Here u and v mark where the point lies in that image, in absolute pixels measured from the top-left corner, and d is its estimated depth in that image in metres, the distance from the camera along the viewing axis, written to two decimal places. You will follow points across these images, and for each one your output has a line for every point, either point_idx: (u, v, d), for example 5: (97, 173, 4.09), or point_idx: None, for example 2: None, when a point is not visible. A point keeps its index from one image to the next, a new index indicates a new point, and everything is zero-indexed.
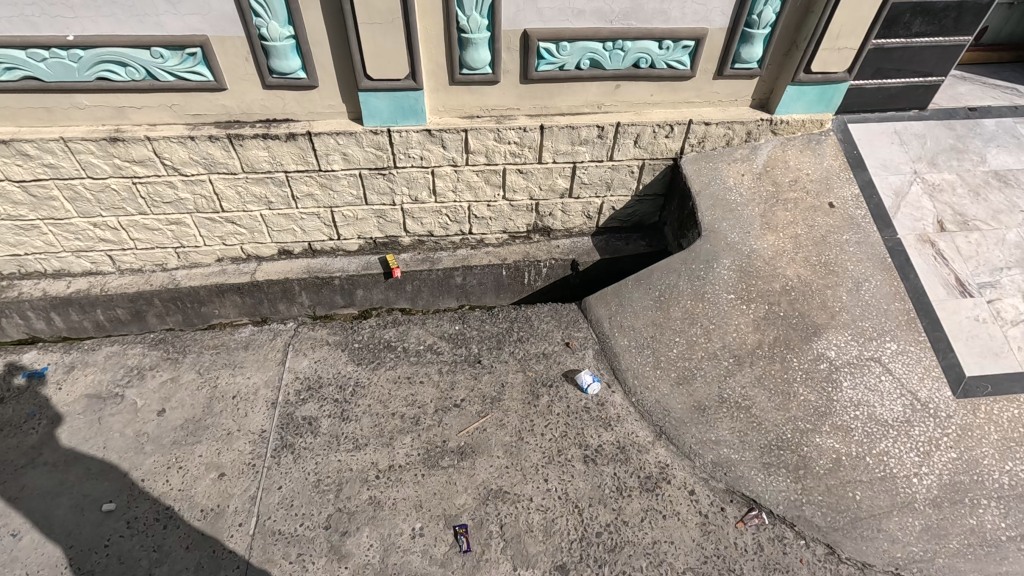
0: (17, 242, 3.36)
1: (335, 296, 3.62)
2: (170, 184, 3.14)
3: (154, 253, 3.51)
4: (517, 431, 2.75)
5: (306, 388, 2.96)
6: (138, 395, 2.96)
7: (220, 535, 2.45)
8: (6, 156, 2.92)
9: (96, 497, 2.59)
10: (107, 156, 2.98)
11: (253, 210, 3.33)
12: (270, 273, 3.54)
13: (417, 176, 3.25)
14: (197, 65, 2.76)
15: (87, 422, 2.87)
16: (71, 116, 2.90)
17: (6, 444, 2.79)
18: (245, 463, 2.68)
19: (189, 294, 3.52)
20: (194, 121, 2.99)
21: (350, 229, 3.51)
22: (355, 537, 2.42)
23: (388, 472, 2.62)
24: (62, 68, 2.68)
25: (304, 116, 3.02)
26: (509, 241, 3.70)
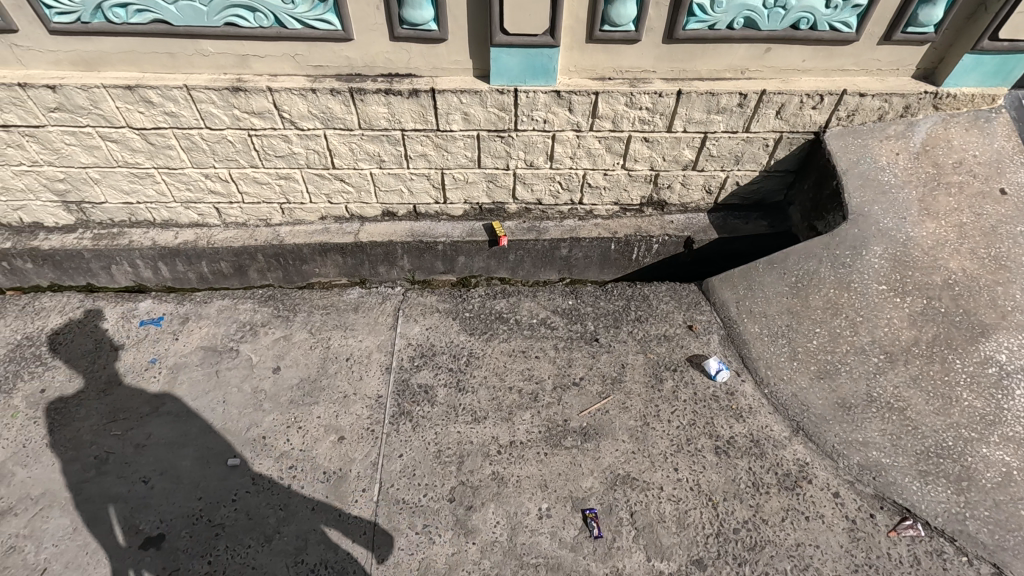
0: (130, 189, 3.36)
1: (436, 262, 3.54)
2: (285, 139, 3.05)
3: (260, 208, 3.46)
4: (642, 415, 2.62)
5: (419, 355, 2.89)
6: (253, 351, 2.95)
7: (345, 499, 2.43)
8: (129, 102, 2.87)
9: (219, 451, 2.60)
10: (227, 106, 2.89)
11: (364, 169, 3.22)
12: (373, 235, 3.46)
13: (537, 140, 3.06)
14: (327, 13, 2.61)
15: (204, 374, 2.87)
16: (194, 63, 2.81)
17: (129, 391, 2.83)
18: (363, 428, 2.64)
19: (293, 251, 3.48)
20: (315, 73, 2.87)
21: (458, 192, 3.37)
22: (481, 513, 2.37)
23: (510, 448, 2.55)
24: (192, 12, 2.58)
25: (428, 71, 2.86)
26: (619, 214, 3.50)
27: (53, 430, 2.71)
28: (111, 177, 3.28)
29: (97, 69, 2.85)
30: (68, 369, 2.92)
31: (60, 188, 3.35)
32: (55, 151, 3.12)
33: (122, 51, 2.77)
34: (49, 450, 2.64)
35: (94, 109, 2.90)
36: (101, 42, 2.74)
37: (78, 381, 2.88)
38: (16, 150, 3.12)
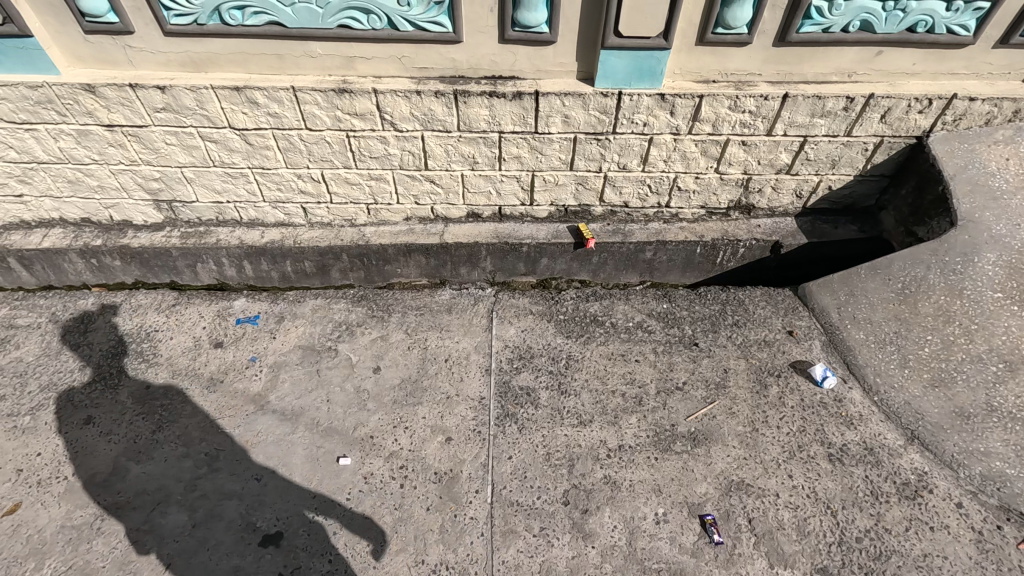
0: (221, 189, 3.40)
1: (518, 263, 3.54)
2: (382, 140, 3.07)
3: (347, 208, 3.50)
4: (750, 421, 2.60)
5: (518, 357, 2.90)
6: (351, 350, 2.97)
7: (459, 500, 2.44)
8: (235, 102, 2.91)
9: (329, 449, 2.62)
10: (331, 107, 2.92)
11: (456, 170, 3.24)
12: (459, 236, 3.47)
13: (633, 143, 3.05)
14: (440, 15, 2.63)
15: (306, 372, 2.90)
16: (302, 64, 2.85)
17: (232, 388, 2.86)
18: (470, 429, 2.64)
19: (378, 252, 3.50)
20: (419, 75, 2.89)
21: (545, 194, 3.37)
22: (597, 517, 2.36)
23: (619, 452, 2.54)
24: (308, 14, 2.62)
25: (531, 73, 2.86)
26: (705, 217, 3.47)
27: (162, 426, 2.74)
28: (205, 176, 3.32)
29: (204, 70, 2.90)
30: (170, 366, 2.96)
31: (153, 187, 3.41)
32: (154, 150, 3.18)
33: (232, 53, 2.81)
34: (160, 446, 2.67)
35: (200, 110, 2.95)
36: (212, 44, 2.78)
37: (181, 378, 2.92)
38: (117, 149, 3.18)
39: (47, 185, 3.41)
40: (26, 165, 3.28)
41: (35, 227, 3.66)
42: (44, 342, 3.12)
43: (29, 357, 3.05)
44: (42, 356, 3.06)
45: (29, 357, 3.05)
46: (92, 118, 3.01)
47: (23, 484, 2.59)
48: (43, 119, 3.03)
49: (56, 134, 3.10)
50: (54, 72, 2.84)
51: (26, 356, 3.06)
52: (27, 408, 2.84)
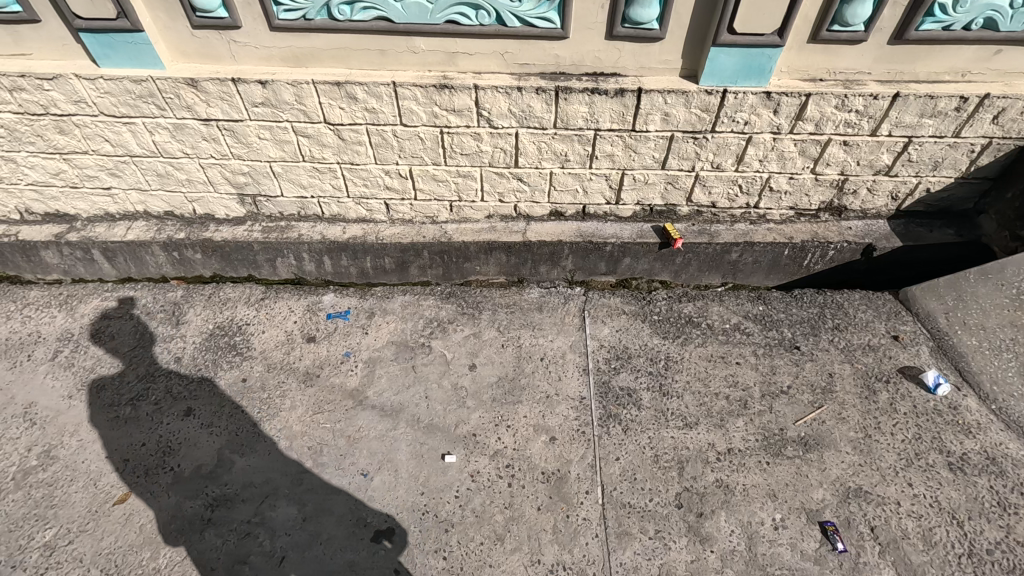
0: (307, 184, 3.41)
1: (600, 262, 3.51)
2: (476, 137, 3.05)
3: (430, 205, 3.49)
4: (862, 427, 2.55)
5: (615, 357, 2.86)
6: (445, 347, 2.96)
7: (570, 500, 2.41)
8: (334, 98, 2.91)
9: (433, 446, 2.60)
10: (429, 103, 2.91)
11: (546, 168, 3.21)
12: (541, 234, 3.45)
13: (731, 142, 3.00)
14: (550, 11, 2.60)
15: (401, 369, 2.89)
16: (403, 60, 2.84)
17: (329, 383, 2.86)
18: (574, 429, 2.62)
19: (460, 249, 3.49)
20: (519, 71, 2.86)
21: (633, 193, 3.33)
22: (714, 521, 2.32)
23: (729, 456, 2.50)
24: (417, 9, 2.60)
25: (634, 70, 2.83)
26: (793, 219, 3.41)
27: (262, 420, 2.75)
28: (293, 171, 3.33)
29: (305, 65, 2.90)
30: (265, 360, 2.97)
31: (240, 182, 3.42)
32: (247, 145, 3.19)
33: (335, 48, 2.81)
34: (263, 439, 2.68)
35: (298, 105, 2.95)
36: (316, 39, 2.78)
37: (276, 372, 2.92)
38: (209, 143, 3.19)
39: (136, 179, 3.44)
40: (118, 158, 3.32)
41: (119, 219, 3.70)
42: (137, 333, 3.15)
43: (124, 348, 3.09)
44: (136, 347, 3.09)
45: (125, 348, 3.09)
46: (189, 112, 3.03)
47: (131, 473, 2.62)
48: (142, 113, 3.05)
49: (152, 127, 3.12)
50: (159, 67, 2.87)
51: (121, 347, 3.09)
52: (127, 399, 2.87)
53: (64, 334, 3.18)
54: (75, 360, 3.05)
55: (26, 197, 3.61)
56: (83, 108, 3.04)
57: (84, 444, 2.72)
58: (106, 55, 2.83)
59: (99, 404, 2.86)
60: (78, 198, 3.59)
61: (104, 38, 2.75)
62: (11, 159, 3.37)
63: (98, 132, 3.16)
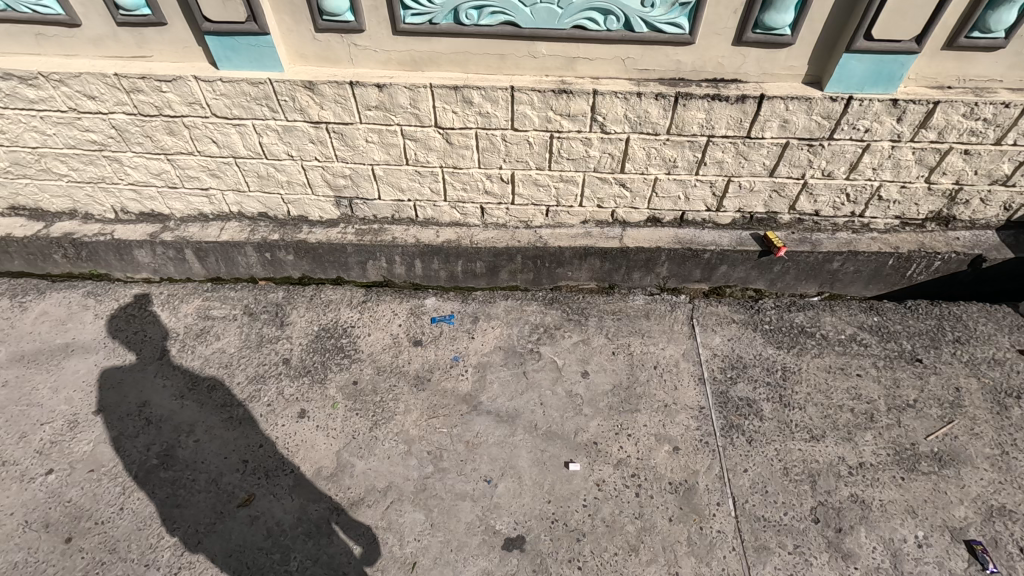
0: (406, 187, 3.42)
1: (696, 270, 3.47)
2: (586, 142, 3.04)
3: (527, 209, 3.48)
4: (997, 443, 2.49)
5: (730, 366, 2.83)
6: (555, 353, 2.94)
7: (701, 511, 2.37)
8: (449, 102, 2.92)
9: (554, 453, 2.58)
10: (544, 108, 2.90)
11: (651, 174, 3.19)
12: (639, 240, 3.42)
13: (847, 150, 2.96)
14: (680, 17, 2.58)
15: (512, 374, 2.87)
16: (522, 64, 2.84)
17: (441, 388, 2.85)
18: (696, 439, 2.58)
19: (555, 254, 3.47)
20: (637, 77, 2.85)
21: (735, 201, 3.30)
22: (854, 536, 2.26)
23: (861, 470, 2.44)
24: (546, 14, 2.60)
25: (755, 76, 2.80)
26: (897, 228, 3.35)
27: (378, 423, 2.75)
28: (394, 174, 3.34)
29: (421, 69, 2.91)
30: (374, 362, 2.97)
31: (339, 184, 3.44)
32: (353, 148, 3.21)
33: (455, 52, 2.82)
34: (381, 443, 2.68)
35: (412, 108, 2.96)
36: (437, 43, 2.79)
37: (387, 375, 2.92)
38: (316, 146, 3.21)
39: (236, 180, 3.47)
40: (222, 160, 3.35)
41: (213, 220, 3.73)
42: (242, 334, 3.16)
43: (231, 348, 3.10)
44: (243, 348, 3.10)
45: (230, 348, 3.10)
46: (301, 114, 3.05)
47: (252, 474, 2.62)
48: (254, 115, 3.08)
49: (262, 129, 3.14)
50: (279, 70, 2.89)
51: (227, 347, 3.11)
52: (239, 400, 2.88)
53: (168, 333, 3.21)
54: (184, 360, 3.07)
55: (124, 197, 3.67)
56: (196, 110, 3.08)
57: (202, 444, 2.73)
58: (227, 57, 2.86)
59: (212, 404, 2.88)
60: (175, 198, 3.63)
61: (228, 41, 2.79)
62: (116, 159, 3.42)
63: (207, 133, 3.19)
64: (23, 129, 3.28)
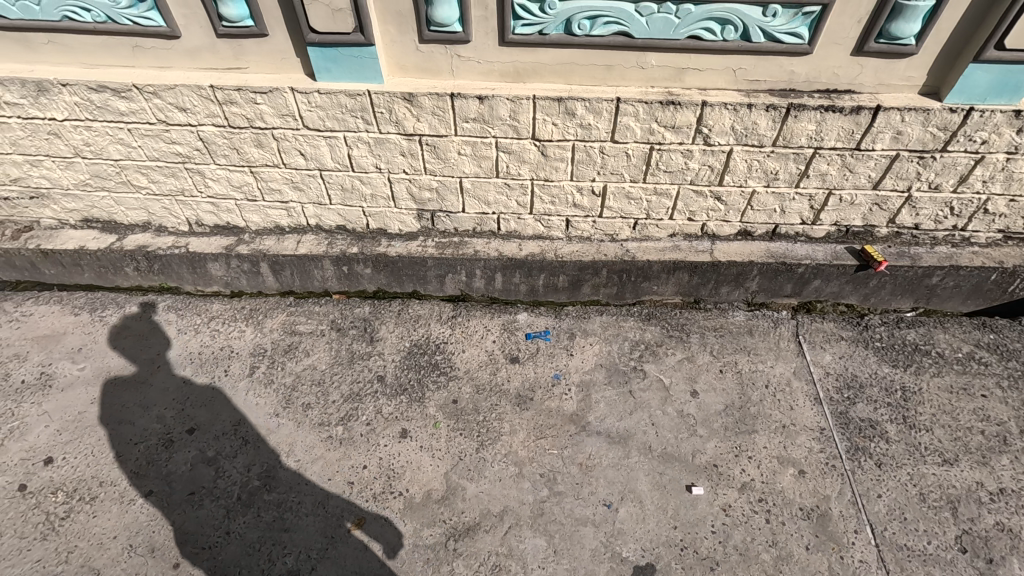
0: (493, 200, 3.36)
1: (787, 284, 3.38)
2: (687, 154, 2.97)
3: (614, 223, 3.40)
4: None
5: (845, 386, 2.74)
6: (660, 371, 2.85)
7: (839, 539, 2.26)
8: (551, 113, 2.85)
9: (673, 477, 2.49)
10: (649, 119, 2.83)
11: (750, 187, 3.11)
12: (730, 254, 3.34)
13: (959, 162, 2.87)
14: (801, 26, 2.51)
15: (618, 394, 2.79)
16: (628, 75, 2.78)
17: (545, 407, 2.77)
18: (822, 462, 2.49)
19: (643, 268, 3.39)
20: (746, 88, 2.78)
21: (833, 214, 3.21)
22: (1007, 567, 2.15)
23: (1002, 496, 2.34)
24: (662, 25, 2.54)
25: (870, 87, 2.73)
26: (998, 242, 3.27)
27: (485, 444, 2.66)
28: (482, 187, 3.28)
29: (522, 80, 2.85)
30: (472, 380, 2.89)
31: (424, 197, 3.38)
32: (444, 161, 3.14)
33: (560, 63, 2.76)
34: (490, 464, 2.59)
35: (511, 121, 2.90)
36: (543, 54, 2.73)
37: (487, 394, 2.84)
38: (405, 158, 3.16)
39: (318, 193, 3.42)
40: (307, 172, 3.29)
41: (289, 232, 3.67)
42: (332, 350, 3.09)
43: (322, 365, 3.03)
44: (334, 365, 3.02)
45: (320, 365, 3.03)
46: (396, 127, 2.99)
47: (359, 497, 2.54)
48: (347, 127, 3.02)
49: (353, 142, 3.09)
50: (378, 81, 2.84)
51: (318, 364, 3.03)
52: (337, 419, 2.81)
53: (255, 349, 3.14)
54: (274, 376, 3.00)
55: (201, 209, 3.61)
56: (288, 122, 3.03)
57: (303, 465, 2.65)
58: (327, 69, 2.81)
59: (309, 423, 2.80)
60: (254, 211, 3.57)
61: (331, 52, 2.74)
62: (198, 172, 3.37)
63: (296, 145, 3.14)
64: (108, 141, 3.24)
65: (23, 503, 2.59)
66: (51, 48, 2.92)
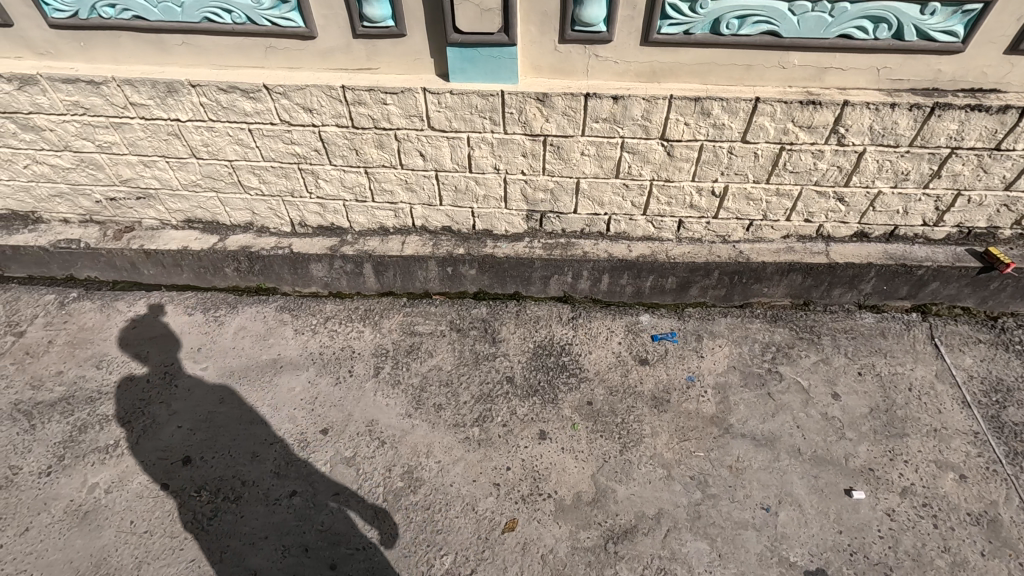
0: (607, 201, 3.33)
1: (904, 287, 3.33)
2: (817, 154, 2.94)
3: (728, 224, 3.37)
4: None
5: (992, 390, 2.71)
6: (797, 373, 2.82)
7: (1015, 545, 2.21)
8: (685, 114, 2.84)
9: (830, 480, 2.45)
10: (785, 120, 2.81)
11: (876, 187, 3.08)
12: (847, 255, 3.30)
13: None
14: (957, 24, 2.50)
15: (758, 396, 2.75)
16: (767, 75, 2.76)
17: (684, 409, 2.74)
18: (982, 466, 2.44)
19: (757, 269, 3.35)
20: (887, 87, 2.76)
21: (958, 215, 3.18)
22: None
23: None
24: (814, 23, 2.52)
25: (1016, 86, 2.72)
26: None
27: (629, 446, 2.64)
28: (599, 188, 3.26)
29: (657, 81, 2.84)
30: (604, 382, 2.87)
31: (537, 199, 3.36)
32: (566, 161, 3.13)
33: (699, 63, 2.75)
34: (637, 467, 2.57)
35: (643, 121, 2.89)
36: (683, 54, 2.72)
37: (622, 396, 2.82)
38: (527, 159, 3.14)
39: (430, 194, 3.41)
40: (423, 173, 3.29)
41: (393, 233, 3.66)
42: (455, 351, 3.08)
43: (447, 366, 3.02)
44: (460, 366, 3.01)
45: (447, 365, 3.02)
46: (523, 127, 2.98)
47: (507, 498, 2.51)
48: (472, 128, 3.02)
49: (476, 142, 3.08)
50: (512, 81, 2.84)
51: (443, 365, 3.03)
52: (471, 419, 2.79)
53: (377, 349, 3.13)
54: (400, 377, 2.99)
55: (307, 210, 3.60)
56: (414, 122, 3.02)
57: (445, 466, 2.64)
58: (462, 69, 2.81)
59: (443, 424, 2.79)
60: (361, 212, 3.56)
61: (469, 52, 2.73)
62: (312, 173, 3.36)
63: (418, 146, 3.14)
64: (227, 141, 3.24)
65: (168, 503, 2.58)
66: (183, 49, 2.94)
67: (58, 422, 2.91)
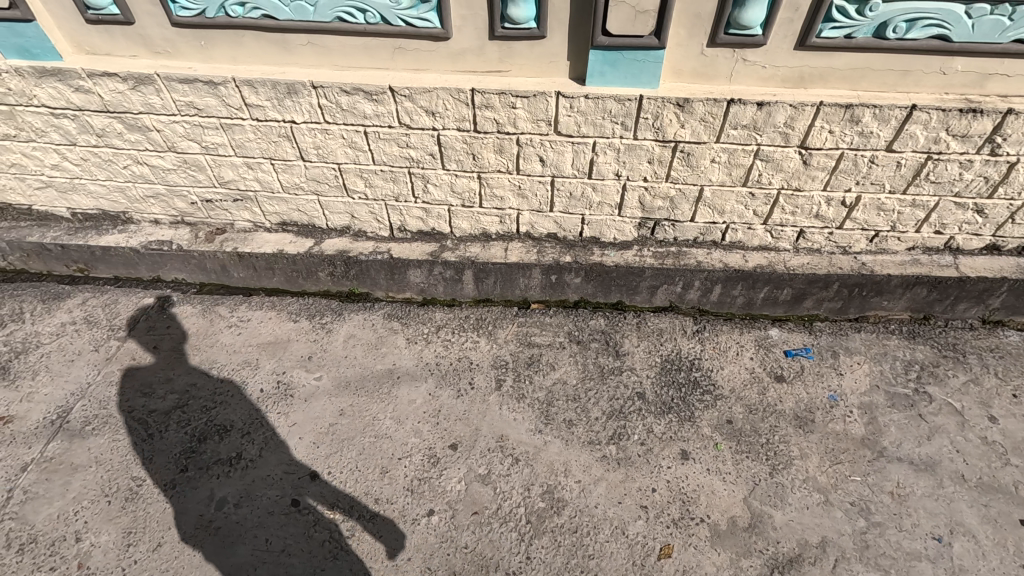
0: (728, 209, 3.18)
1: None
2: (965, 164, 2.82)
3: (852, 234, 3.21)
4: None
5: None
6: (948, 395, 2.82)
7: None
8: (833, 121, 2.71)
9: (1002, 510, 2.36)
10: (939, 128, 2.69)
11: (1020, 200, 2.96)
12: (979, 269, 3.15)
13: None
14: None
15: (909, 417, 2.71)
16: (924, 82, 2.64)
17: (832, 430, 2.67)
18: None
19: (883, 282, 3.14)
20: None
21: None
22: None
23: None
24: (990, 27, 2.41)
25: None
26: None
27: (779, 469, 2.54)
28: (723, 196, 3.12)
29: (804, 86, 2.72)
30: (742, 401, 2.82)
31: (654, 206, 3.21)
32: (693, 168, 2.99)
33: (854, 68, 2.63)
34: (792, 491, 2.46)
35: (785, 128, 2.77)
36: (839, 58, 2.60)
37: (762, 415, 2.76)
38: (652, 165, 3.01)
39: (542, 200, 3.26)
40: (539, 179, 3.15)
41: (494, 240, 3.50)
42: (579, 365, 3.05)
43: (572, 380, 2.98)
44: (586, 380, 2.98)
45: (574, 379, 2.98)
46: (655, 133, 2.86)
47: (658, 522, 2.41)
48: (601, 133, 2.90)
49: (603, 148, 2.95)
50: (651, 86, 2.73)
51: (567, 379, 2.99)
52: (606, 437, 2.71)
53: (497, 361, 3.11)
54: (525, 391, 2.94)
55: (408, 214, 3.45)
56: (539, 127, 2.92)
57: (587, 486, 2.54)
58: (601, 72, 2.70)
59: (578, 442, 2.70)
60: (466, 217, 3.41)
61: (613, 55, 2.63)
62: (422, 177, 3.24)
63: (539, 150, 3.01)
64: (339, 144, 3.14)
65: (301, 521, 2.49)
66: (308, 50, 2.86)
67: (175, 432, 2.83)
